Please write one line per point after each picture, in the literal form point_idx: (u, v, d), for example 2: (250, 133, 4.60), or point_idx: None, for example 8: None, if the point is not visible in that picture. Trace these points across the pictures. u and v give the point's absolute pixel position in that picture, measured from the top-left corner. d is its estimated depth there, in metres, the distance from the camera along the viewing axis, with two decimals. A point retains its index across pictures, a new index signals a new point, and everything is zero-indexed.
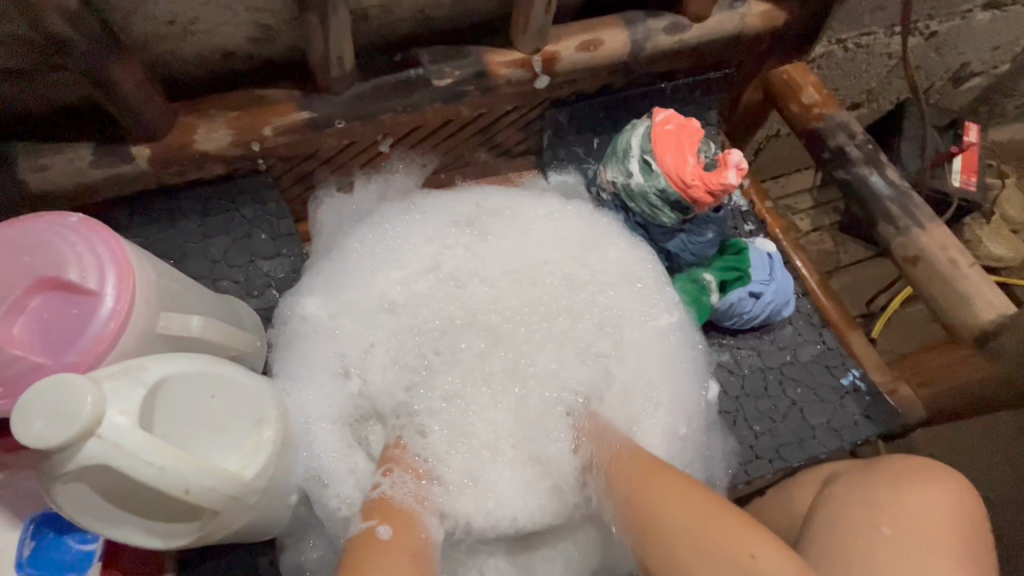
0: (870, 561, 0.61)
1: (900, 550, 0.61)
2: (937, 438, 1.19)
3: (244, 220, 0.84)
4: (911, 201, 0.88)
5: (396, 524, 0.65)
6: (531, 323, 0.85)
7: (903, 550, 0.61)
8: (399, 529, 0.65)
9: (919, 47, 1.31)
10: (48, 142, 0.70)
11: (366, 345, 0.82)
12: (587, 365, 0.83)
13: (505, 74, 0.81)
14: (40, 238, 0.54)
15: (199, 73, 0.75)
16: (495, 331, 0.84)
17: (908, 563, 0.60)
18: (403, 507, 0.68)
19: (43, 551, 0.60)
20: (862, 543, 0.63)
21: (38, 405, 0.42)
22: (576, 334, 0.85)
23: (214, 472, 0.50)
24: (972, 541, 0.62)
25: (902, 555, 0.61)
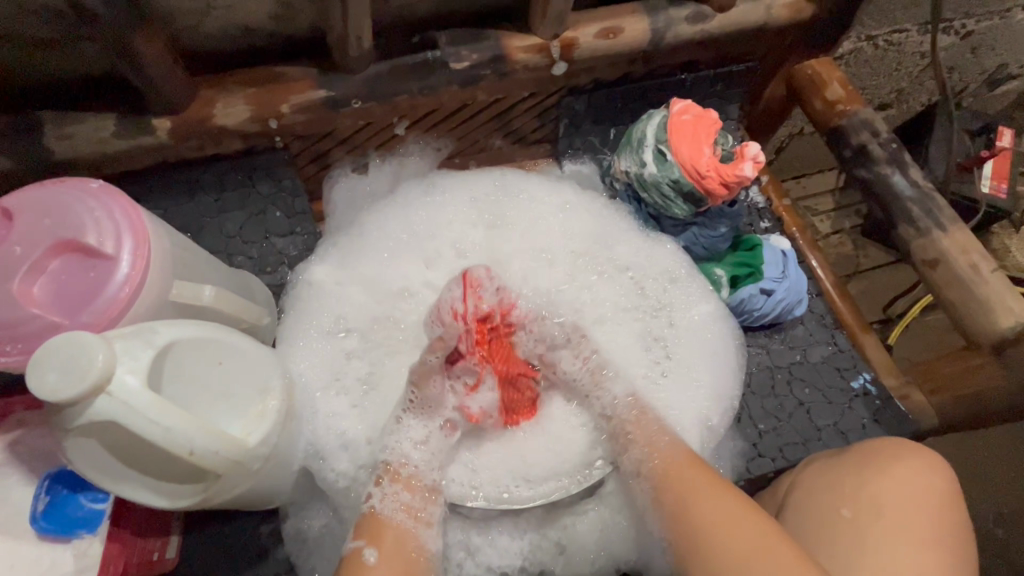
0: (843, 549, 0.67)
1: (866, 533, 0.67)
2: (953, 449, 1.16)
3: (260, 196, 0.85)
4: (934, 204, 0.86)
5: (383, 545, 0.64)
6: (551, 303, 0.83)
7: (864, 530, 0.67)
8: (387, 549, 0.64)
9: (954, 47, 1.27)
10: (73, 111, 0.72)
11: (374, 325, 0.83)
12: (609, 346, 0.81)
13: (522, 59, 0.81)
14: (61, 202, 0.56)
15: (220, 49, 0.77)
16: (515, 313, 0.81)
17: (875, 544, 0.66)
18: (393, 524, 0.66)
19: (57, 507, 0.62)
20: (831, 532, 0.68)
21: (50, 360, 0.44)
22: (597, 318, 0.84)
23: (219, 435, 0.51)
24: (938, 518, 0.67)
25: (864, 535, 0.67)
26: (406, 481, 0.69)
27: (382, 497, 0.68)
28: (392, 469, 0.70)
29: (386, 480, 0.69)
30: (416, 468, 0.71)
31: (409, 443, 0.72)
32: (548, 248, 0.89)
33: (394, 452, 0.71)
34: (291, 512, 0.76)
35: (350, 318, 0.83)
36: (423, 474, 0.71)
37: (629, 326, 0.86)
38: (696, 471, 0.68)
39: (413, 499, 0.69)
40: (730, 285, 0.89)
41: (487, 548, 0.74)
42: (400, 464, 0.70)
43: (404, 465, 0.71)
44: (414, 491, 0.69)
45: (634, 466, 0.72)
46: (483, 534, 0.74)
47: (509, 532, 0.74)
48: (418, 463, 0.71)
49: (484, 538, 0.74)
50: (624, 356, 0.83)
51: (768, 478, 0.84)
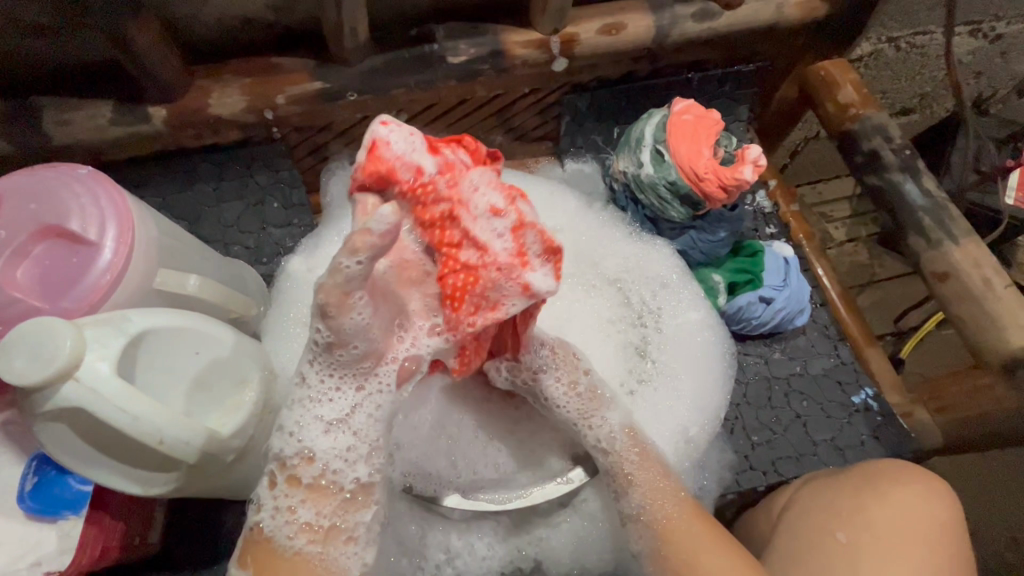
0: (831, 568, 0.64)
1: (858, 557, 0.63)
2: (965, 470, 1.11)
3: (257, 187, 0.86)
4: (947, 214, 0.82)
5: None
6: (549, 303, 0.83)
7: (859, 554, 0.64)
8: None
9: (982, 51, 1.22)
10: (72, 98, 0.73)
11: None
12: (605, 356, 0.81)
13: (522, 54, 0.80)
14: (49, 187, 0.56)
15: (219, 39, 0.77)
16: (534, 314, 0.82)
17: (866, 569, 0.62)
18: (293, 554, 0.53)
19: (44, 487, 0.63)
20: (821, 551, 0.65)
21: (19, 345, 0.44)
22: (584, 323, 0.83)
23: (190, 426, 0.51)
24: (940, 546, 0.64)
25: (859, 560, 0.63)
26: (308, 487, 0.55)
27: (275, 508, 0.54)
28: (289, 469, 0.55)
29: (280, 483, 0.55)
30: (327, 469, 0.55)
31: (317, 428, 0.54)
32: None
33: (291, 445, 0.54)
34: None
35: None
36: (339, 474, 0.55)
37: (615, 338, 0.83)
38: (699, 523, 0.62)
39: (320, 515, 0.54)
40: (729, 291, 0.87)
41: (467, 552, 0.73)
42: (299, 462, 0.55)
43: (308, 462, 0.55)
44: (322, 502, 0.54)
45: (636, 510, 0.64)
46: (463, 537, 0.73)
47: (489, 535, 0.73)
48: (327, 462, 0.55)
49: (465, 539, 0.73)
50: (608, 369, 0.80)
51: (760, 492, 0.81)
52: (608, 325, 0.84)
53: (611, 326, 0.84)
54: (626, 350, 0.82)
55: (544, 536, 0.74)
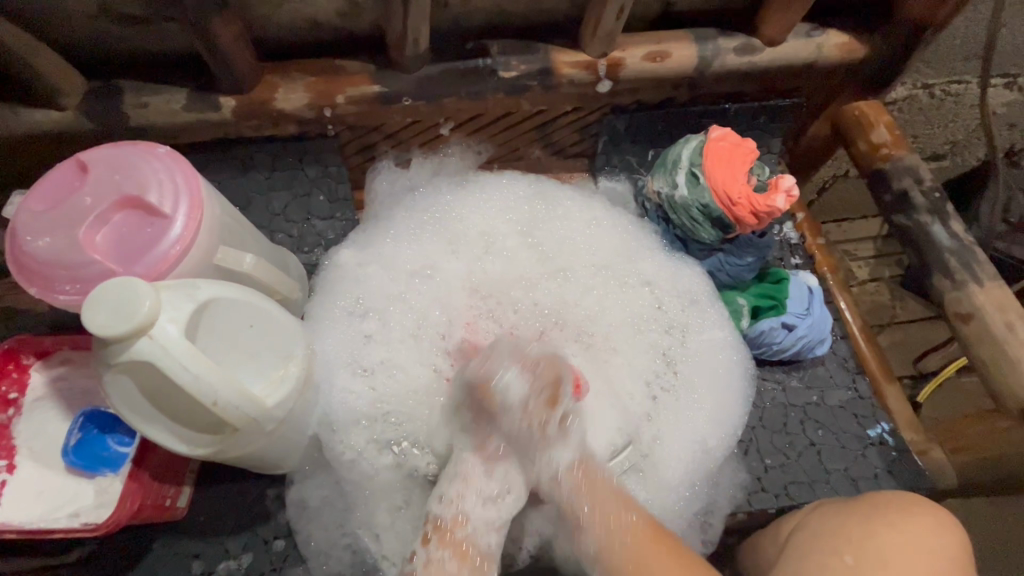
0: None
1: None
2: (984, 520, 1.09)
3: (307, 179, 0.90)
4: (972, 256, 0.84)
5: None
6: (582, 298, 0.89)
7: None
8: None
9: (1017, 104, 1.23)
10: (150, 83, 0.78)
11: (391, 296, 0.86)
12: (645, 359, 0.87)
13: (569, 74, 0.84)
14: (132, 161, 0.61)
15: (287, 38, 0.82)
16: (570, 312, 0.89)
17: None
18: None
19: (86, 444, 0.67)
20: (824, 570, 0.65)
21: (103, 298, 0.48)
22: (621, 323, 0.88)
23: (242, 392, 0.54)
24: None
25: None
26: (455, 546, 0.65)
27: (428, 558, 0.64)
28: (443, 528, 0.66)
29: (432, 541, 0.65)
30: (472, 530, 0.66)
31: (473, 500, 0.67)
32: (567, 269, 0.91)
33: (449, 508, 0.67)
34: (295, 479, 0.78)
35: (373, 294, 0.86)
36: (477, 537, 0.66)
37: (644, 338, 0.88)
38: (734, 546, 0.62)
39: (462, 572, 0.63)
40: (752, 316, 0.89)
41: None
42: (454, 523, 0.66)
43: (460, 523, 0.67)
44: (466, 562, 0.64)
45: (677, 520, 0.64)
46: None
47: (503, 532, 0.76)
48: (475, 525, 0.66)
49: None
50: (623, 390, 0.84)
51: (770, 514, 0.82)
52: (644, 324, 0.88)
53: (644, 327, 0.88)
54: (657, 351, 0.87)
55: (556, 535, 0.76)
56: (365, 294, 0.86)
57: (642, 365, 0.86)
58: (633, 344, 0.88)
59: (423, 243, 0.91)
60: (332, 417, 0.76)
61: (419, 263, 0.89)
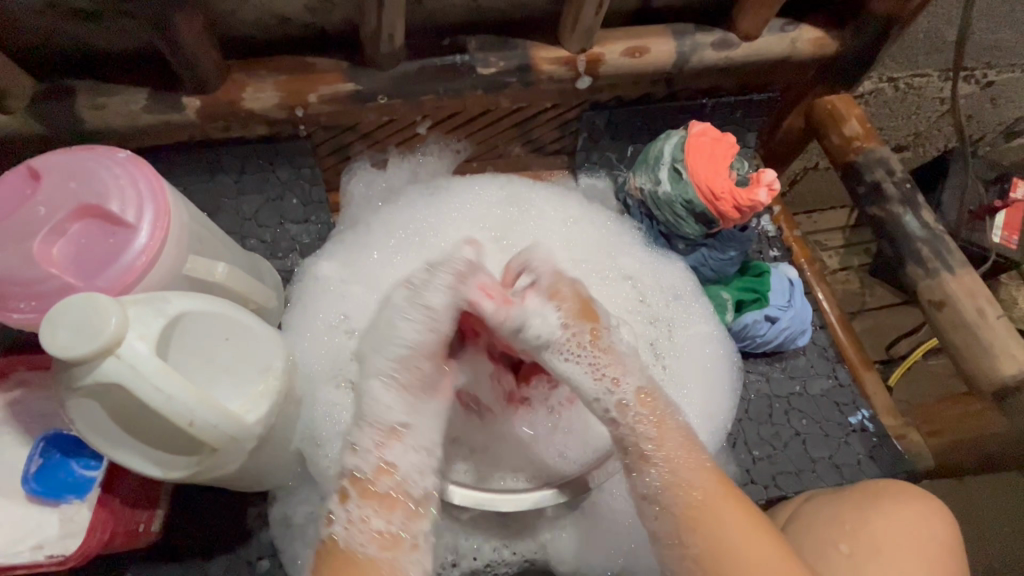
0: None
1: (858, 567, 0.64)
2: (952, 495, 1.14)
3: (279, 182, 0.87)
4: (944, 245, 0.86)
5: None
6: None
7: (860, 568, 0.64)
8: None
9: (974, 96, 1.27)
10: (106, 84, 0.73)
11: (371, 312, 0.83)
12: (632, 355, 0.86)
13: (548, 70, 0.82)
14: (90, 168, 0.57)
15: (254, 35, 0.78)
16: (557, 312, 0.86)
17: None
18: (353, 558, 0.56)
19: (48, 471, 0.63)
20: (821, 561, 0.66)
21: (64, 318, 0.45)
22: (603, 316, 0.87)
23: (222, 411, 0.51)
24: (943, 566, 0.64)
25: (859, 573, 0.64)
26: (380, 497, 0.57)
27: (348, 516, 0.57)
28: (362, 482, 0.58)
29: (352, 497, 0.58)
30: (401, 480, 0.59)
31: (405, 450, 0.59)
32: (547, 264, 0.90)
33: (365, 458, 0.59)
34: (278, 496, 0.75)
35: (356, 311, 0.83)
36: (410, 484, 0.59)
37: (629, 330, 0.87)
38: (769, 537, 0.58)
39: (391, 523, 0.57)
40: (735, 309, 0.90)
41: (472, 554, 0.74)
42: (377, 473, 0.58)
43: (384, 472, 0.59)
44: (392, 512, 0.57)
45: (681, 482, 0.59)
46: (470, 538, 0.74)
47: (495, 538, 0.75)
48: (405, 474, 0.59)
49: (471, 541, 0.74)
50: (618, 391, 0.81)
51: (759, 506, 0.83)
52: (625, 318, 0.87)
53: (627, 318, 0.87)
54: (646, 342, 0.86)
55: (550, 538, 0.76)
56: (346, 309, 0.83)
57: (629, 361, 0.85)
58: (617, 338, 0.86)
59: (403, 264, 0.87)
60: (314, 433, 0.74)
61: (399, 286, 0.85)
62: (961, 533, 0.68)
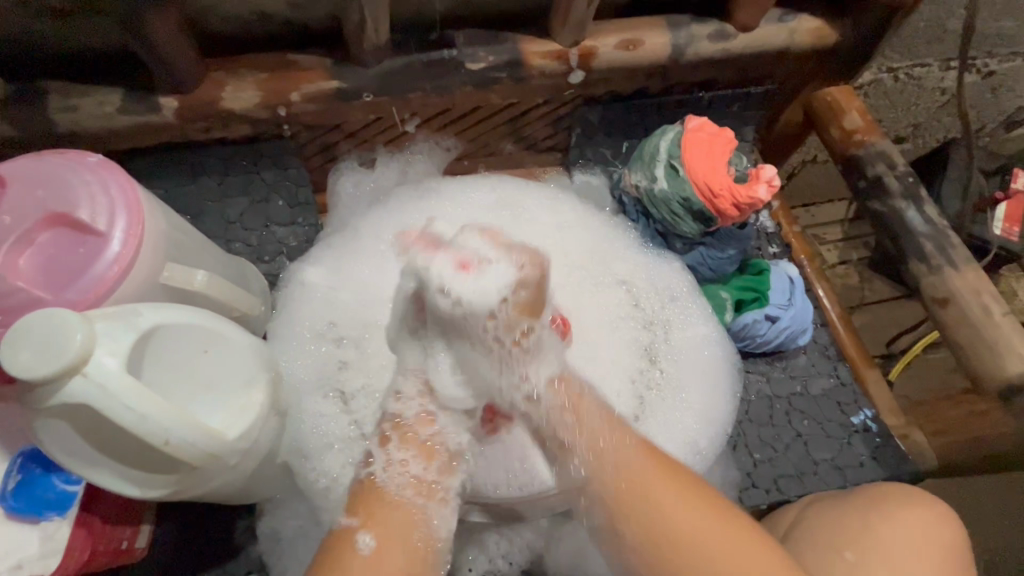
0: None
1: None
2: (954, 491, 1.13)
3: (264, 184, 0.84)
4: (947, 241, 0.84)
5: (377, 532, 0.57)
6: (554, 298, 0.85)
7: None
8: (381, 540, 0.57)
9: (975, 85, 1.24)
10: (79, 84, 0.71)
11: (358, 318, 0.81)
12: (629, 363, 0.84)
13: (539, 64, 0.80)
14: (59, 174, 0.54)
15: (233, 31, 0.75)
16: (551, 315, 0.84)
17: None
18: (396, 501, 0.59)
19: (27, 487, 0.59)
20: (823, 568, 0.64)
21: (28, 335, 0.42)
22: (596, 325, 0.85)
23: (200, 427, 0.49)
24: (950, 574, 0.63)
25: None
26: (419, 445, 0.62)
27: (388, 458, 0.61)
28: (404, 427, 0.62)
29: (393, 440, 0.62)
30: (441, 430, 0.63)
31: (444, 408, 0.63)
32: None
33: (408, 405, 0.63)
34: (268, 509, 0.73)
35: (343, 317, 0.81)
36: (448, 437, 0.63)
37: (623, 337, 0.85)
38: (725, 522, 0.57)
39: (428, 471, 0.62)
40: (735, 309, 0.88)
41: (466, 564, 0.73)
42: (417, 421, 0.63)
43: (427, 421, 0.63)
44: (431, 461, 0.62)
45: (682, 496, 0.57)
46: (465, 549, 0.73)
47: (491, 548, 0.73)
48: (445, 425, 0.63)
49: (466, 551, 0.73)
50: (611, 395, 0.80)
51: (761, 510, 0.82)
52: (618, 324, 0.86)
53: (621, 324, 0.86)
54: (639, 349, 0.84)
55: (547, 547, 0.74)
56: (332, 316, 0.81)
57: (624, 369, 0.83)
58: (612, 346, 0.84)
59: (390, 266, 0.85)
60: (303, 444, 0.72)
61: (386, 290, 0.83)
62: (970, 542, 0.66)
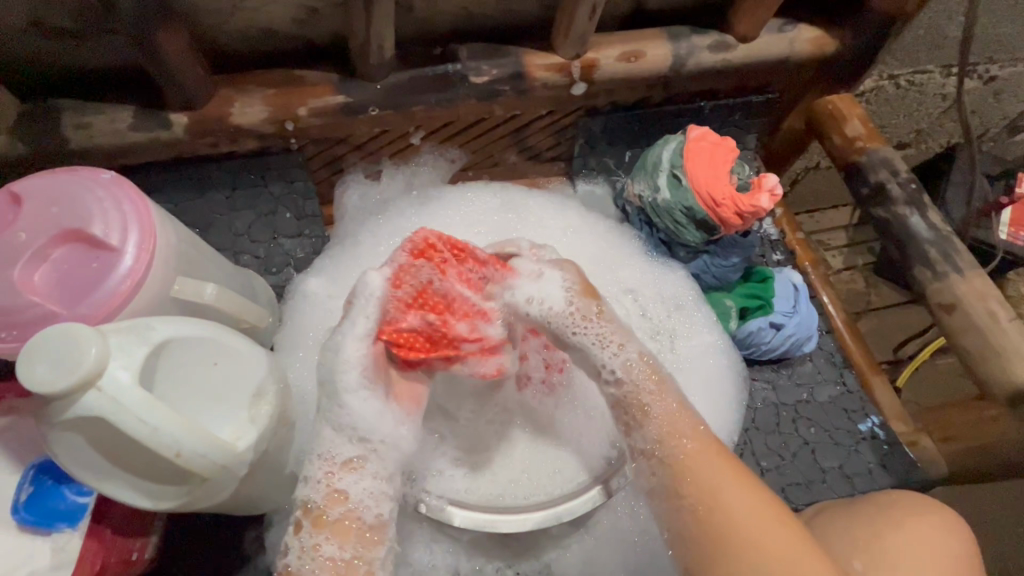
0: None
1: None
2: (965, 499, 1.11)
3: (271, 197, 0.85)
4: (951, 247, 0.84)
5: None
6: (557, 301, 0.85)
7: None
8: None
9: (977, 91, 1.25)
10: (92, 102, 0.72)
11: None
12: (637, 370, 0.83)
13: (542, 77, 0.81)
14: (73, 191, 0.56)
15: (242, 48, 0.77)
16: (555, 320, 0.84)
17: None
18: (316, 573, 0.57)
19: (39, 498, 0.61)
20: None
21: (44, 349, 0.43)
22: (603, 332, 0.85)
23: (210, 440, 0.49)
24: None
25: None
26: (332, 526, 0.59)
27: (301, 543, 0.59)
28: (313, 510, 0.60)
29: (305, 526, 0.59)
30: (355, 506, 0.60)
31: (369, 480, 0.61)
32: None
33: (317, 489, 0.60)
34: (276, 520, 0.74)
35: None
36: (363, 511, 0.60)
37: None
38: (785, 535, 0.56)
39: (343, 550, 0.59)
40: (739, 316, 0.88)
41: None
42: (327, 504, 0.60)
43: (338, 501, 0.60)
44: (345, 539, 0.59)
45: None
46: (472, 560, 0.73)
47: (498, 559, 0.73)
48: (357, 501, 0.60)
49: (473, 563, 0.73)
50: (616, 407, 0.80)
51: None
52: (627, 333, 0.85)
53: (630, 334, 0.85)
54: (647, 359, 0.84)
55: (554, 558, 0.74)
56: (336, 325, 0.82)
57: None
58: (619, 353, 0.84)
59: None
60: None
61: None
62: (980, 553, 0.65)
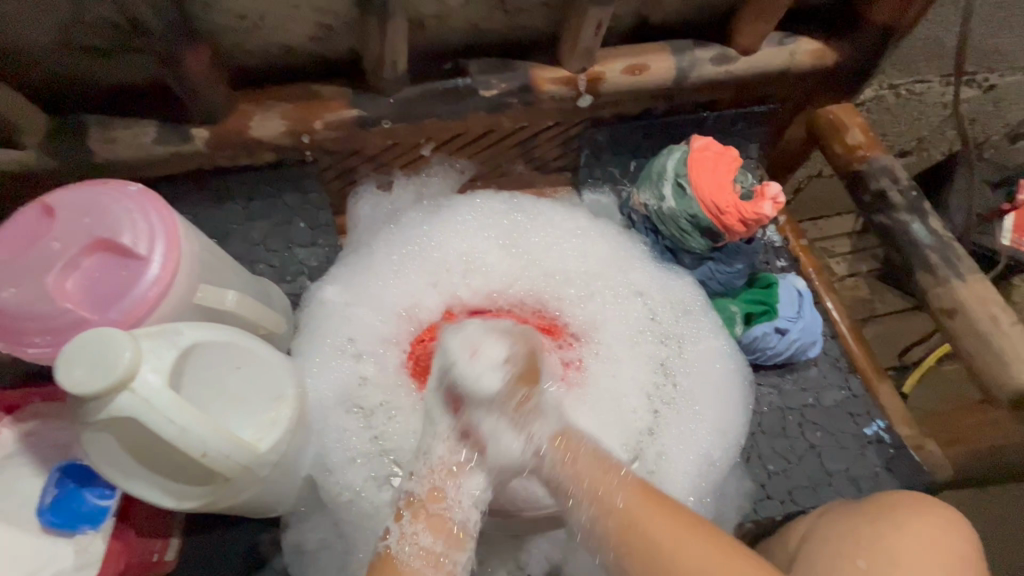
0: None
1: None
2: (974, 504, 1.11)
3: (287, 208, 0.88)
4: (953, 253, 0.86)
5: None
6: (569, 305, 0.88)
7: None
8: None
9: (977, 99, 1.27)
10: (117, 118, 0.75)
11: (376, 330, 0.84)
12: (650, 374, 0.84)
13: (549, 90, 0.83)
14: (104, 202, 0.58)
15: (260, 65, 0.80)
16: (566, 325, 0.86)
17: None
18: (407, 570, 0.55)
19: (64, 500, 0.62)
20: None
21: (79, 353, 0.45)
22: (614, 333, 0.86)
23: (234, 441, 0.51)
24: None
25: None
26: (428, 519, 0.58)
27: (401, 533, 0.57)
28: (416, 503, 0.59)
29: (405, 517, 0.59)
30: (450, 506, 0.59)
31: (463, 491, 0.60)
32: (557, 271, 0.90)
33: (419, 482, 0.61)
34: (292, 522, 0.76)
35: (360, 332, 0.84)
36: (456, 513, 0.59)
37: (642, 350, 0.86)
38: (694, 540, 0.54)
39: (437, 543, 0.57)
40: (744, 322, 0.90)
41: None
42: (427, 497, 0.59)
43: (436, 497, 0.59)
44: (441, 535, 0.57)
45: None
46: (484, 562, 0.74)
47: (509, 560, 0.74)
48: (460, 502, 0.59)
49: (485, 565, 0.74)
50: (624, 407, 0.81)
51: (776, 522, 0.82)
52: (637, 337, 0.86)
53: (639, 337, 0.86)
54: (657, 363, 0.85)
55: (565, 559, 0.75)
56: (351, 331, 0.83)
57: (642, 381, 0.84)
58: (630, 358, 0.85)
59: (407, 279, 0.88)
60: (326, 459, 0.74)
61: (404, 301, 0.86)
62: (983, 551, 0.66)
